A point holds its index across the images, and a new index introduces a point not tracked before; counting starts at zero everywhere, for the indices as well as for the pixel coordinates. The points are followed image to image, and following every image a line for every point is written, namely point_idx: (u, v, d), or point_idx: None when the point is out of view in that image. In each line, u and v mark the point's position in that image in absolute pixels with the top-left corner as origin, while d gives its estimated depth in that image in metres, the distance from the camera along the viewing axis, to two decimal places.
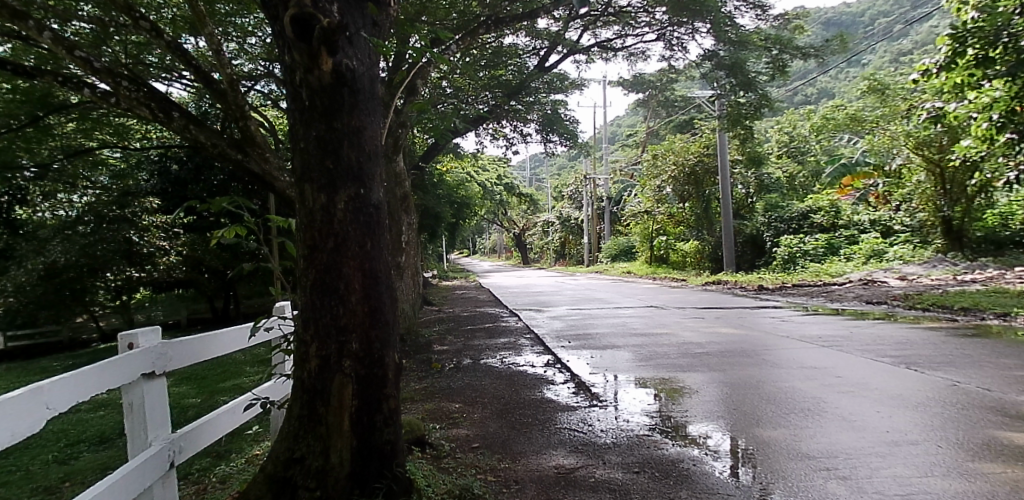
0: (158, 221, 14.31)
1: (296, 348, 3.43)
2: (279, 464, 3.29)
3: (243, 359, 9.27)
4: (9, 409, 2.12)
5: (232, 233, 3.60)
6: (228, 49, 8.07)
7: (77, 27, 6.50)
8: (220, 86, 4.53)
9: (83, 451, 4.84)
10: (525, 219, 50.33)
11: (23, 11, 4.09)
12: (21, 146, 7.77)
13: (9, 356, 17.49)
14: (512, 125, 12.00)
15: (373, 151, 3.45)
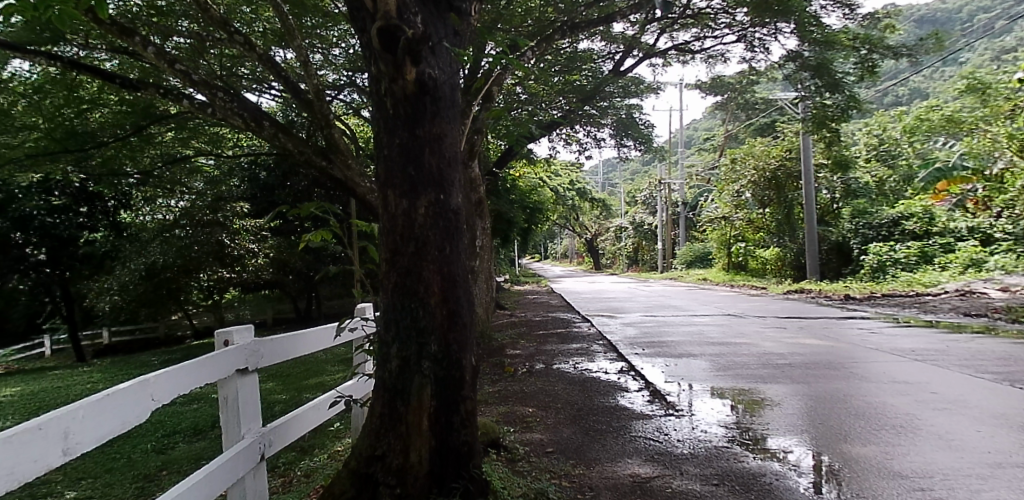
0: (247, 225, 14.97)
1: (377, 348, 3.53)
2: (362, 460, 3.39)
3: (324, 358, 9.59)
4: (118, 400, 2.28)
5: (319, 237, 3.75)
6: (315, 60, 8.37)
7: (177, 42, 6.89)
8: (307, 96, 4.72)
9: (179, 441, 5.13)
10: (598, 223, 50.20)
11: (131, 28, 4.37)
12: (124, 155, 8.25)
13: (113, 350, 19.02)
14: (586, 130, 11.94)
15: (453, 157, 3.53)
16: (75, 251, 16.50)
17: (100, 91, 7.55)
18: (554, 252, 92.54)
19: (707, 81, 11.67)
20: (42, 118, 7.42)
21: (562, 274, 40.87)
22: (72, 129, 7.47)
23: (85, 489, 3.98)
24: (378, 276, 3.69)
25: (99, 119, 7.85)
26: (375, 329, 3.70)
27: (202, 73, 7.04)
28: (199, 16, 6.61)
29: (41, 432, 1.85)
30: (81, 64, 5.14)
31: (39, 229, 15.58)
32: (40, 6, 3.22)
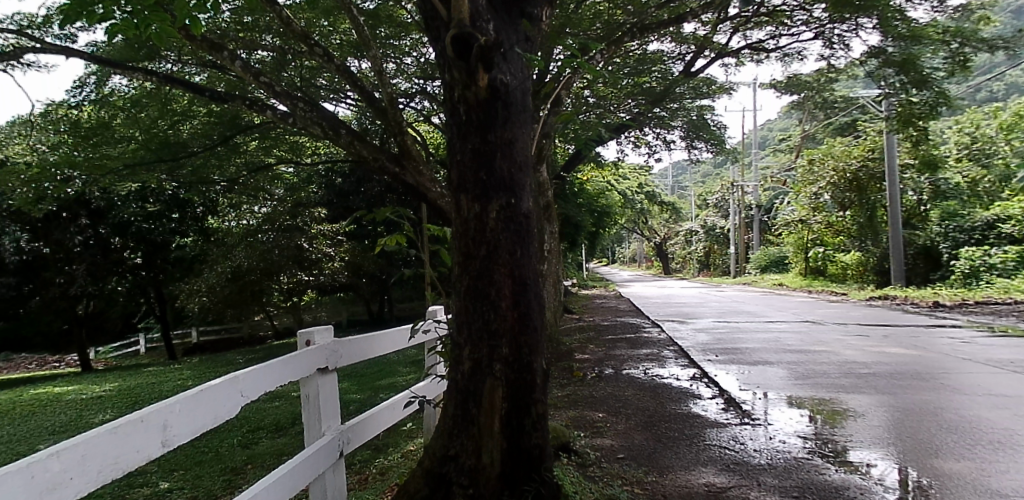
0: (324, 229, 15.55)
1: (450, 350, 3.60)
2: (436, 460, 3.47)
3: (395, 360, 9.83)
4: (211, 396, 2.41)
5: (394, 241, 3.86)
6: (388, 69, 8.55)
7: (261, 57, 7.22)
8: (381, 103, 4.86)
9: (262, 436, 5.37)
10: (667, 227, 49.38)
11: (219, 43, 4.62)
12: (211, 165, 8.70)
13: (202, 348, 20.22)
14: (654, 132, 11.70)
15: (525, 162, 3.56)
16: (168, 255, 17.74)
17: (190, 104, 7.97)
18: (621, 256, 91.30)
19: (784, 81, 11.27)
20: (139, 130, 7.82)
21: (631, 279, 40.40)
22: (166, 139, 7.92)
23: (178, 480, 4.23)
24: (451, 280, 3.76)
25: (190, 130, 8.29)
26: (447, 331, 3.78)
27: (283, 84, 7.34)
28: (283, 30, 6.89)
29: (144, 423, 1.98)
30: (176, 78, 5.48)
31: (135, 235, 16.47)
32: (140, 24, 3.45)
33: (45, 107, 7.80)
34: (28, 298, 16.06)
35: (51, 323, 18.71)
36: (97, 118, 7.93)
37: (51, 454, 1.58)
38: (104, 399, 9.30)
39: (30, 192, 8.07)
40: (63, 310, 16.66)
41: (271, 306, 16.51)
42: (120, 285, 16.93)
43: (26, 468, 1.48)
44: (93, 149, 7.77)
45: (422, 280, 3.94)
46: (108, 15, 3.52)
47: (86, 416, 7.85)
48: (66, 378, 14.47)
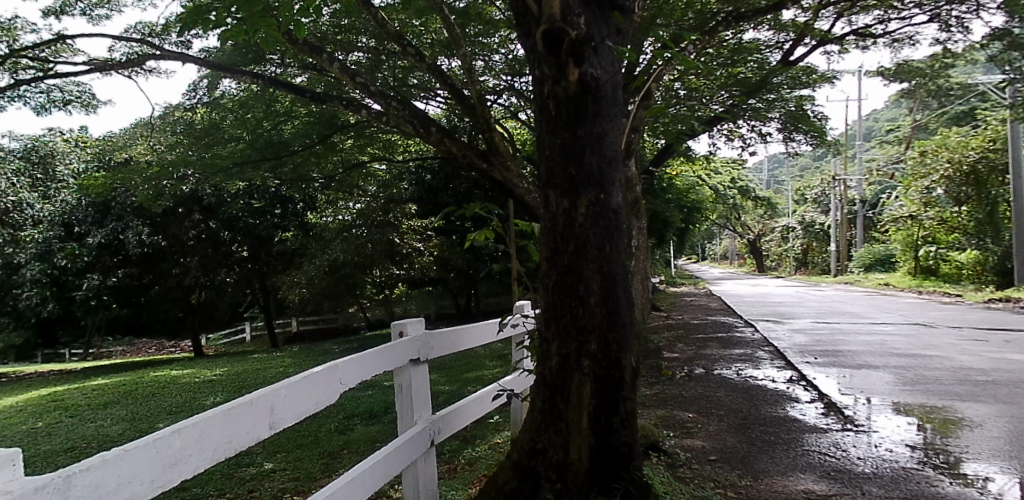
0: (414, 225, 15.83)
1: (538, 345, 3.62)
2: (523, 453, 3.50)
3: (483, 353, 9.96)
4: (313, 382, 2.54)
5: (483, 236, 3.90)
6: (477, 67, 8.68)
7: (357, 58, 7.47)
8: (470, 101, 4.95)
9: (357, 423, 5.60)
10: (761, 223, 47.47)
11: (319, 47, 4.85)
12: (310, 163, 9.04)
13: (301, 338, 21.42)
14: (749, 125, 10.41)
15: (615, 156, 3.51)
16: (271, 249, 18.44)
17: (291, 105, 8.29)
18: (711, 253, 88.14)
19: (892, 67, 10.55)
20: (246, 130, 8.34)
21: (723, 276, 39.04)
22: (269, 139, 8.37)
23: (281, 461, 4.49)
24: (538, 275, 3.77)
25: (291, 130, 8.62)
26: (535, 325, 3.79)
27: (379, 84, 7.59)
28: (377, 31, 7.14)
29: (254, 406, 2.11)
30: (279, 82, 5.84)
31: (241, 229, 17.63)
32: (250, 30, 3.58)
33: (162, 110, 8.50)
34: (148, 288, 17.55)
35: (165, 311, 20.30)
36: (209, 120, 8.54)
37: (174, 431, 1.71)
38: (215, 383, 9.97)
39: (150, 189, 8.79)
40: (173, 300, 18.02)
41: (365, 298, 17.13)
42: (229, 276, 17.94)
43: (151, 444, 1.61)
44: (205, 149, 8.36)
45: (509, 275, 3.98)
46: (221, 21, 3.68)
47: (198, 399, 8.47)
48: (179, 363, 15.64)
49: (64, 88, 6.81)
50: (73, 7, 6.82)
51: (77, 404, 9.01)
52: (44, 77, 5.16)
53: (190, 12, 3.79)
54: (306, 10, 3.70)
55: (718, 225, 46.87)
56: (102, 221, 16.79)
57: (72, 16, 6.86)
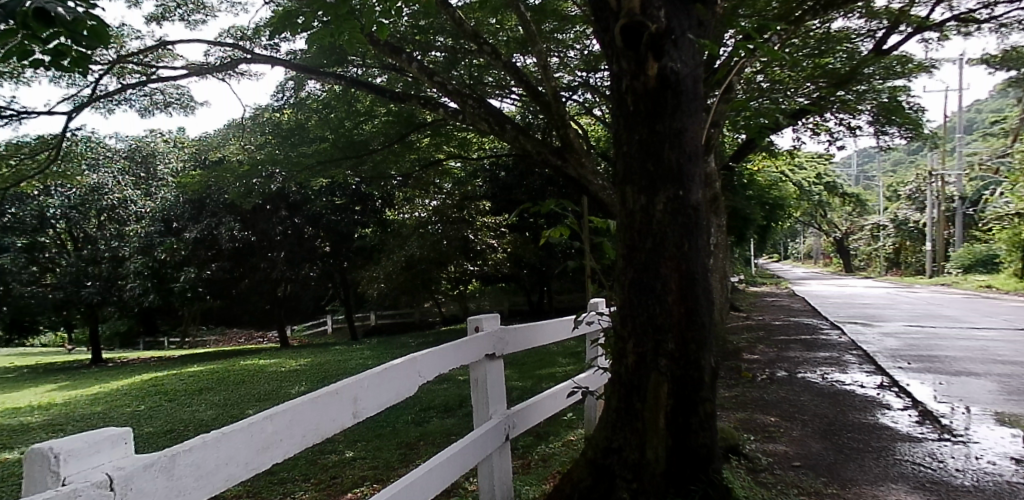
0: (488, 222, 15.85)
1: (614, 343, 3.59)
2: (598, 451, 3.49)
3: (555, 351, 9.96)
4: (394, 374, 2.60)
5: (558, 233, 3.89)
6: (551, 63, 8.63)
7: (433, 57, 7.58)
8: (545, 97, 4.98)
9: (433, 416, 5.71)
10: (849, 221, 45.20)
11: (399, 48, 5.02)
12: (389, 161, 9.26)
13: (379, 330, 22.11)
14: (837, 118, 9.71)
15: (695, 152, 3.42)
16: (351, 245, 19.14)
17: (370, 104, 8.52)
18: (793, 252, 84.44)
19: (999, 54, 9.80)
20: (329, 130, 8.60)
21: (807, 276, 37.47)
22: (350, 138, 8.57)
23: (361, 450, 4.64)
24: (614, 272, 3.74)
25: (371, 129, 8.85)
26: (610, 323, 3.74)
27: (454, 82, 7.72)
28: (453, 30, 7.28)
29: (338, 394, 2.19)
30: (361, 82, 6.04)
31: (323, 226, 18.33)
32: (336, 33, 3.73)
33: (253, 111, 8.95)
34: (238, 281, 18.74)
35: (252, 304, 21.37)
36: (295, 121, 8.90)
37: (266, 417, 1.80)
38: (299, 372, 10.41)
39: (241, 186, 9.29)
40: (255, 294, 18.93)
41: (441, 293, 17.39)
42: (313, 271, 18.71)
43: (247, 427, 1.70)
44: (291, 148, 8.67)
45: (584, 272, 3.95)
46: (309, 26, 3.85)
47: (284, 387, 8.88)
48: (264, 353, 16.47)
49: (164, 91, 7.21)
50: (172, 12, 7.21)
51: (176, 389, 9.65)
52: (154, 80, 5.53)
53: (281, 16, 3.98)
54: (389, 12, 3.81)
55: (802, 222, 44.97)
56: (197, 217, 17.88)
57: (171, 22, 7.27)
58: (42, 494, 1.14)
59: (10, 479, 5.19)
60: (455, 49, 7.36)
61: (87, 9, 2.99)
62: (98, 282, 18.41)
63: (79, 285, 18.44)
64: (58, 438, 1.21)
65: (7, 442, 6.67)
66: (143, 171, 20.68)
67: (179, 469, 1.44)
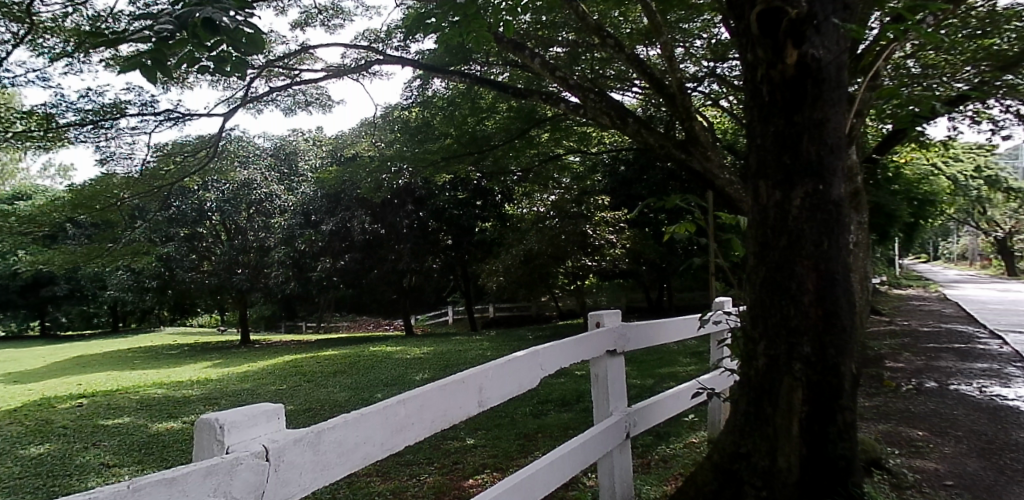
0: (608, 216, 15.34)
1: (743, 345, 3.44)
2: (726, 455, 3.37)
3: (676, 350, 9.73)
4: (516, 366, 2.67)
5: (683, 229, 3.77)
6: (676, 54, 8.47)
7: (555, 53, 7.65)
8: (668, 90, 4.96)
9: (551, 409, 5.78)
10: (1014, 219, 40.35)
11: (520, 44, 5.16)
12: (509, 156, 9.46)
13: (497, 323, 22.68)
14: (1002, 105, 8.75)
15: (838, 144, 3.19)
16: (473, 238, 19.35)
17: (493, 101, 8.62)
18: (942, 252, 76.62)
19: None
20: (453, 127, 8.79)
21: (965, 279, 34.06)
22: (473, 134, 8.77)
23: (481, 438, 4.77)
24: (744, 270, 3.57)
25: (493, 125, 9.01)
26: (739, 323, 3.60)
27: (578, 77, 7.75)
28: (576, 25, 7.29)
29: (463, 384, 2.31)
30: (484, 79, 6.20)
31: (447, 220, 18.77)
32: (463, 33, 3.84)
33: (384, 110, 9.46)
34: (369, 272, 19.30)
35: (381, 294, 22.48)
36: (421, 119, 9.26)
37: (399, 401, 2.01)
38: (423, 360, 10.87)
39: (373, 182, 9.84)
40: (377, 285, 19.92)
41: (558, 289, 16.76)
42: (434, 263, 19.39)
43: (380, 411, 1.92)
44: (416, 145, 9.09)
45: (709, 270, 3.80)
46: (438, 25, 3.98)
47: (409, 373, 9.30)
48: (389, 341, 17.36)
49: (305, 91, 7.68)
50: (314, 18, 7.64)
51: (313, 371, 10.38)
52: (306, 81, 6.00)
53: (415, 18, 4.16)
54: (516, 9, 3.87)
55: (953, 220, 41.01)
56: (332, 210, 19.10)
57: (314, 27, 7.72)
58: (211, 459, 1.43)
59: (176, 444, 5.84)
60: (579, 43, 7.37)
61: (246, 17, 3.21)
62: (247, 270, 20.31)
63: (231, 272, 20.36)
64: (222, 412, 1.52)
65: (174, 411, 7.49)
66: (287, 167, 22.42)
67: (324, 444, 1.70)
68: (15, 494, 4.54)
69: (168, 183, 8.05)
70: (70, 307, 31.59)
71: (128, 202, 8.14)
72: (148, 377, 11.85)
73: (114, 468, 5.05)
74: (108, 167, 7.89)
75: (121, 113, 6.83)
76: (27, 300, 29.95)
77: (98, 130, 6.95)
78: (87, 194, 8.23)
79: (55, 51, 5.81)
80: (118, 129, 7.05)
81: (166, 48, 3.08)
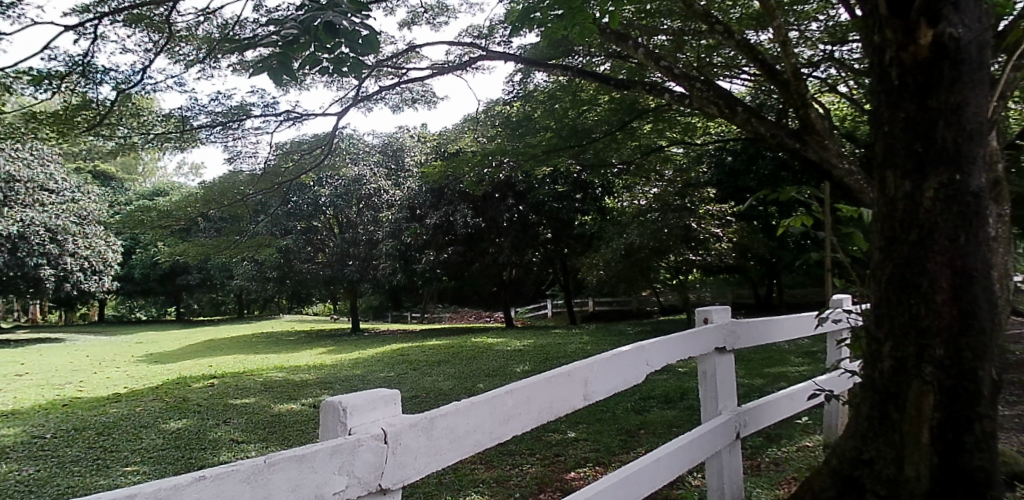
0: (712, 210, 14.56)
1: (867, 346, 3.20)
2: (846, 461, 3.19)
3: (786, 350, 9.34)
4: (623, 361, 2.64)
5: (800, 222, 3.59)
6: (791, 38, 8.06)
7: (660, 40, 7.55)
8: (780, 75, 5.01)
9: (654, 405, 5.72)
10: None
11: (624, 35, 5.31)
12: (610, 148, 9.40)
13: (597, 317, 22.67)
14: None
15: (980, 129, 2.85)
16: (572, 231, 19.42)
17: (594, 93, 8.49)
18: None
19: None
20: (554, 120, 8.90)
21: None
22: (573, 127, 8.78)
23: (582, 432, 4.79)
24: (867, 268, 3.33)
25: (594, 117, 8.87)
26: (862, 323, 3.39)
27: (681, 65, 7.58)
28: (681, 12, 7.10)
29: (570, 377, 2.32)
30: (586, 71, 6.26)
31: (547, 213, 18.98)
32: (569, 25, 3.81)
33: (486, 106, 9.65)
34: (470, 265, 19.81)
35: (479, 285, 22.86)
36: (522, 112, 9.40)
37: (507, 392, 2.05)
38: (524, 352, 11.04)
39: (474, 176, 10.06)
40: (477, 277, 20.41)
41: (660, 283, 16.49)
42: (535, 255, 19.62)
43: (490, 401, 1.97)
44: (518, 139, 9.30)
45: (826, 265, 3.61)
46: (545, 19, 4.01)
47: (509, 365, 9.47)
48: (490, 332, 17.78)
49: (411, 89, 7.90)
50: (420, 17, 7.85)
51: (419, 360, 10.76)
52: (414, 78, 6.27)
53: (521, 13, 4.21)
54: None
55: None
56: (436, 205, 19.68)
57: (420, 25, 7.93)
58: (336, 438, 1.54)
59: (295, 424, 6.23)
60: (683, 30, 7.20)
61: (363, 19, 3.30)
62: (357, 261, 21.49)
63: (343, 264, 21.62)
64: (345, 395, 1.62)
65: (293, 393, 7.99)
66: (394, 163, 22.85)
67: (438, 430, 1.78)
68: (159, 464, 4.99)
69: (287, 179, 8.62)
70: (201, 294, 34.45)
71: (252, 197, 8.77)
72: (270, 361, 12.72)
73: (242, 444, 5.46)
74: (235, 165, 8.53)
75: (245, 114, 7.20)
76: (166, 287, 32.84)
77: (226, 130, 7.43)
78: (216, 190, 8.94)
79: (189, 58, 6.32)
80: (243, 129, 7.54)
81: (291, 52, 3.31)
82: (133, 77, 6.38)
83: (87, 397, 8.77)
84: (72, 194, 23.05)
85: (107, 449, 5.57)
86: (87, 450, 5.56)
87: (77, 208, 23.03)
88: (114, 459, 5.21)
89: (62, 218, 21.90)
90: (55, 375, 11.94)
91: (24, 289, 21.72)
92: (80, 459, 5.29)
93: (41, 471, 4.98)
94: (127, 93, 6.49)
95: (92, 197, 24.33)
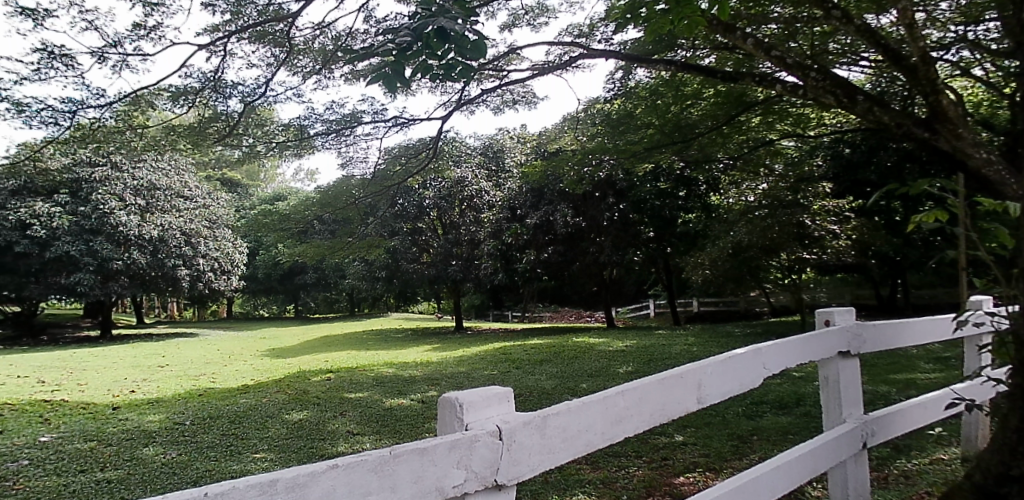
0: (828, 205, 13.64)
1: (1016, 352, 2.83)
2: (992, 477, 2.80)
3: (913, 355, 8.73)
4: (737, 363, 2.54)
5: (933, 218, 3.25)
6: (916, 21, 7.61)
7: (768, 29, 7.28)
8: (903, 56, 4.80)
9: (766, 411, 5.51)
10: None
11: (731, 25, 5.17)
12: (716, 143, 9.17)
13: (702, 318, 21.98)
14: None
15: None
16: (674, 230, 19.03)
17: (699, 87, 8.24)
18: None
19: None
20: (656, 116, 8.61)
21: None
22: (676, 122, 8.59)
23: (689, 436, 4.68)
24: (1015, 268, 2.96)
25: (697, 111, 8.62)
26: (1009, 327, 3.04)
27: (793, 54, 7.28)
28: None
29: (682, 379, 2.26)
30: (690, 66, 6.15)
31: (648, 210, 18.71)
32: (675, 18, 3.71)
33: (587, 105, 9.64)
34: (570, 264, 19.89)
35: (578, 285, 22.82)
36: (623, 110, 9.11)
37: (618, 392, 2.03)
38: (626, 352, 10.95)
39: (574, 175, 10.07)
40: (579, 276, 20.44)
41: (769, 282, 15.78)
42: (636, 254, 19.32)
43: (601, 401, 1.95)
44: (618, 137, 9.20)
45: (963, 265, 3.29)
46: (649, 14, 3.94)
47: (612, 365, 9.40)
48: (592, 332, 17.73)
49: (512, 90, 8.00)
50: (521, 19, 7.93)
51: (521, 359, 10.85)
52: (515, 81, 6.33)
53: (625, 8, 4.16)
54: None
55: None
56: (536, 204, 19.88)
57: (521, 28, 8.01)
58: (453, 433, 1.58)
59: (405, 418, 6.48)
60: (795, 18, 6.84)
61: (472, 24, 3.39)
62: (458, 261, 21.62)
63: (446, 264, 21.84)
64: (461, 392, 1.66)
65: (402, 389, 8.29)
66: (495, 164, 23.01)
67: (551, 428, 1.79)
68: (284, 452, 5.33)
69: (394, 182, 8.97)
70: (316, 293, 36.44)
71: (361, 199, 9.20)
72: (381, 357, 13.29)
73: (357, 436, 5.73)
74: (347, 170, 8.94)
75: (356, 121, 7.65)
76: (283, 286, 34.96)
77: (339, 137, 7.89)
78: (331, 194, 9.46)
79: (307, 70, 6.67)
80: (354, 135, 7.94)
81: (404, 59, 3.38)
82: (257, 90, 7.02)
83: (221, 388, 9.50)
84: (202, 200, 25.10)
85: (239, 436, 6.01)
86: (223, 437, 6.02)
87: (207, 213, 25.08)
88: (245, 446, 5.60)
89: (195, 223, 23.75)
90: (192, 366, 13.03)
91: (165, 288, 23.54)
92: (215, 444, 5.74)
93: (182, 455, 5.44)
94: (250, 106, 7.08)
95: (220, 202, 26.43)
